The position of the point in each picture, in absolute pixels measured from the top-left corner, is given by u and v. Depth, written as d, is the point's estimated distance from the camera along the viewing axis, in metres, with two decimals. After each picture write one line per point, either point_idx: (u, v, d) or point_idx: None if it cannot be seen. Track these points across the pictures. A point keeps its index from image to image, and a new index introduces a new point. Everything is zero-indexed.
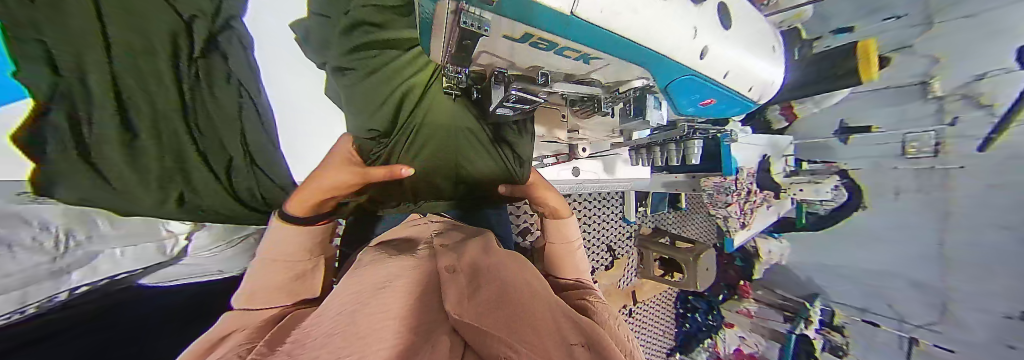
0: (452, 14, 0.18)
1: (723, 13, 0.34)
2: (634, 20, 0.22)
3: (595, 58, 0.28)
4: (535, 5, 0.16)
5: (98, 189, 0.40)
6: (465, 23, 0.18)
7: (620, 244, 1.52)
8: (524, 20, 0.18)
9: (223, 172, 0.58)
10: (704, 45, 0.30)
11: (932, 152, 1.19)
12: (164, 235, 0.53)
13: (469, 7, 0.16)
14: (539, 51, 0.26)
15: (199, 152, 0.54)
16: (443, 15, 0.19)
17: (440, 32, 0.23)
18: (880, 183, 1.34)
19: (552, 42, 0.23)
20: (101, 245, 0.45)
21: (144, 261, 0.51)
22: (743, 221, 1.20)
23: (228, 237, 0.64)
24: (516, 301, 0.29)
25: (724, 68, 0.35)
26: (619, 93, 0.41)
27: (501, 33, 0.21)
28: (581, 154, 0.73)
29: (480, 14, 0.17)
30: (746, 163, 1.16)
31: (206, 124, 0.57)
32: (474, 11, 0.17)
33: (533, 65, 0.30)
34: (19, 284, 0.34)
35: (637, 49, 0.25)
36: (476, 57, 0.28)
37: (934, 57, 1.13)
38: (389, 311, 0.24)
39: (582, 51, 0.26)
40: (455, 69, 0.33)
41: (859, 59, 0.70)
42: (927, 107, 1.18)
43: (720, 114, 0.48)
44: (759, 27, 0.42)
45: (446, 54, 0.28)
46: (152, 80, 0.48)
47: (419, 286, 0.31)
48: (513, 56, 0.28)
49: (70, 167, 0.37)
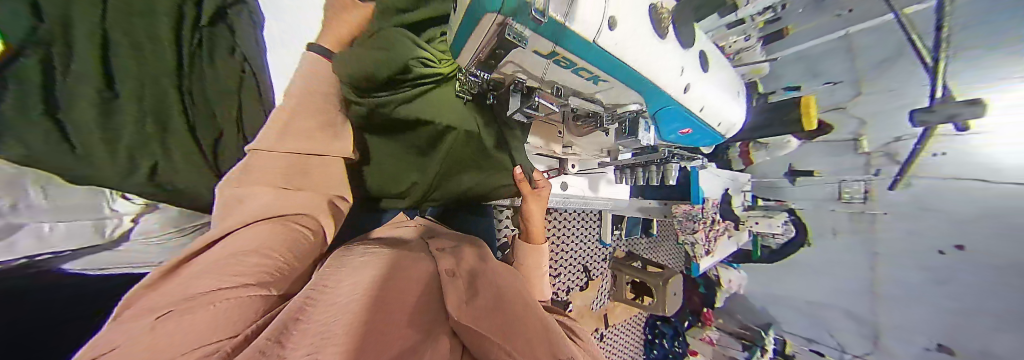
0: (499, 26, 0.21)
1: (703, 59, 0.41)
2: (638, 55, 0.27)
3: (603, 80, 0.32)
4: (567, 30, 0.21)
5: (48, 147, 0.31)
6: (509, 34, 0.20)
7: (595, 266, 1.56)
8: (559, 41, 0.22)
9: (210, 147, 0.46)
10: (687, 82, 0.37)
11: (863, 198, 1.40)
12: (106, 214, 0.49)
13: (516, 23, 0.20)
14: (558, 69, 0.30)
15: (188, 124, 0.43)
16: (483, 28, 0.22)
17: (471, 44, 0.26)
18: (821, 223, 1.53)
19: (572, 62, 0.27)
20: (28, 217, 0.40)
21: (77, 241, 0.45)
22: (708, 247, 1.31)
23: (179, 224, 0.57)
24: (512, 311, 0.30)
25: (700, 103, 0.42)
26: (616, 113, 0.45)
27: (533, 48, 0.24)
28: (570, 170, 0.80)
29: (523, 31, 0.21)
30: (712, 194, 1.27)
31: (200, 93, 0.45)
32: (519, 27, 0.20)
33: (548, 80, 0.34)
34: None
35: (635, 77, 0.30)
36: (501, 66, 0.30)
37: (861, 120, 1.35)
38: (381, 312, 0.24)
39: (595, 74, 0.30)
40: (476, 72, 0.35)
41: (802, 110, 0.82)
42: (859, 159, 1.39)
43: (694, 143, 0.54)
44: (729, 74, 0.50)
45: (474, 61, 0.30)
46: (144, 30, 0.38)
47: (419, 288, 0.32)
48: (536, 71, 0.31)
49: (23, 119, 0.28)
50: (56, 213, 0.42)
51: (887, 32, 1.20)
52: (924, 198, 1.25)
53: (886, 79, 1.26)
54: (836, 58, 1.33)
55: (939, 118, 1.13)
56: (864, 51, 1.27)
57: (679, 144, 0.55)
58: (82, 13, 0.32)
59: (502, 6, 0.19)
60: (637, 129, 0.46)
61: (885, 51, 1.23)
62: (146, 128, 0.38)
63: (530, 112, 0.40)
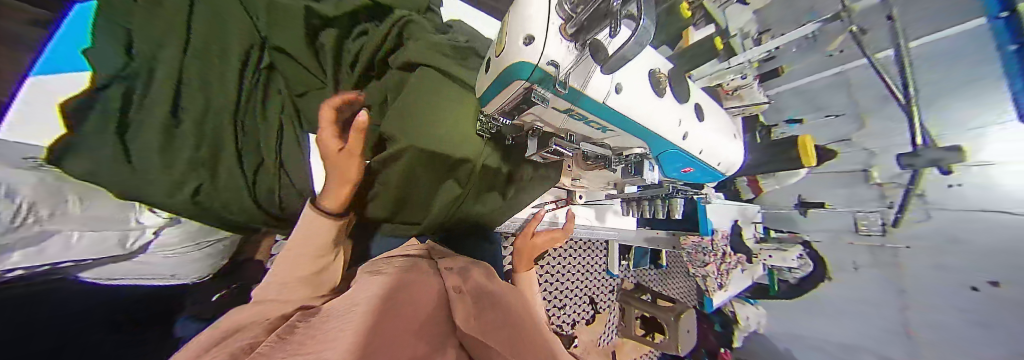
0: (524, 88, 0.26)
1: (699, 109, 0.46)
2: (642, 110, 0.32)
3: (610, 129, 0.35)
4: (581, 94, 0.27)
5: (107, 166, 0.31)
6: (534, 97, 0.25)
7: (603, 298, 1.49)
8: (575, 103, 0.28)
9: (251, 172, 0.45)
10: (685, 131, 0.41)
11: (880, 231, 1.33)
12: (132, 225, 0.50)
13: (538, 88, 0.25)
14: (572, 120, 0.33)
15: (236, 150, 0.43)
16: (512, 89, 0.27)
17: (498, 100, 0.31)
18: (839, 258, 1.48)
19: (584, 115, 0.31)
20: (61, 225, 0.42)
21: (97, 252, 0.47)
22: (720, 281, 1.26)
23: (198, 238, 0.58)
24: (518, 331, 0.29)
25: (700, 147, 0.45)
26: (623, 155, 0.46)
27: (552, 104, 0.28)
28: (578, 201, 0.82)
29: (544, 94, 0.26)
30: (720, 225, 1.25)
31: (251, 125, 0.47)
32: (541, 91, 0.25)
33: (563, 126, 0.37)
34: None
35: (638, 125, 0.34)
36: (523, 115, 0.34)
37: (870, 151, 1.33)
38: (393, 318, 0.26)
39: (603, 124, 0.33)
40: (498, 118, 0.38)
41: (799, 148, 0.82)
42: (871, 191, 1.34)
43: (697, 180, 0.56)
44: (724, 120, 0.54)
45: (498, 109, 0.34)
46: (213, 76, 0.41)
47: (427, 299, 0.33)
48: (554, 122, 0.35)
49: (95, 135, 0.31)
50: (86, 223, 0.44)
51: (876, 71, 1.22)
52: (947, 232, 1.18)
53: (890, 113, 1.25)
54: (836, 93, 1.35)
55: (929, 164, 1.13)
56: (860, 87, 1.28)
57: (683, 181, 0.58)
58: (169, 49, 0.36)
59: (532, 75, 0.24)
60: (642, 169, 0.45)
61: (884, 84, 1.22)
62: (199, 153, 0.38)
63: (547, 156, 0.41)
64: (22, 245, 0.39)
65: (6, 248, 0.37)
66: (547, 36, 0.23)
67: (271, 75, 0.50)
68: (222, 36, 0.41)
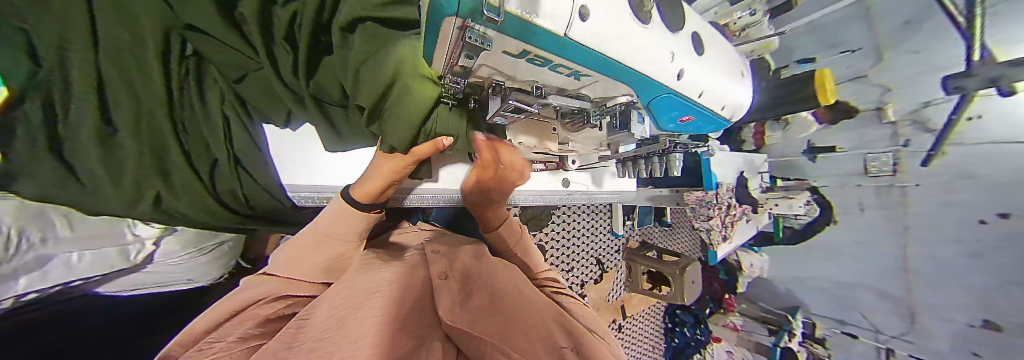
0: (458, 29, 0.20)
1: (696, 42, 0.40)
2: (620, 44, 0.26)
3: (584, 75, 0.30)
4: (531, 25, 0.20)
5: (58, 182, 0.34)
6: (469, 38, 0.20)
7: (609, 258, 1.54)
8: (522, 38, 0.21)
9: (207, 173, 0.47)
10: (681, 68, 0.36)
11: (891, 171, 1.31)
12: (128, 239, 0.52)
13: (475, 25, 0.19)
14: (535, 67, 0.29)
15: (183, 151, 0.43)
16: (448, 32, 0.21)
17: (442, 51, 0.26)
18: (847, 199, 1.45)
19: (547, 59, 0.26)
20: (55, 249, 0.43)
21: (101, 267, 0.50)
22: (725, 234, 1.26)
23: (200, 244, 0.60)
24: (505, 307, 0.33)
25: (698, 89, 0.40)
26: (606, 107, 0.44)
27: (502, 48, 0.23)
28: (570, 166, 0.75)
29: (484, 32, 0.20)
30: (725, 178, 1.23)
31: (194, 122, 0.44)
32: (479, 28, 0.19)
33: (530, 79, 0.33)
34: None
35: (619, 68, 0.29)
36: (477, 68, 0.29)
37: (885, 87, 1.25)
38: (377, 313, 0.29)
39: (573, 69, 0.28)
40: (454, 79, 0.34)
41: (817, 86, 0.76)
42: (883, 131, 1.30)
43: (698, 130, 0.52)
44: (729, 56, 0.47)
45: (448, 66, 0.29)
46: (136, 72, 0.35)
47: (414, 292, 0.36)
48: (513, 73, 0.30)
49: (34, 159, 0.31)
50: (83, 242, 0.45)
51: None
52: (957, 167, 1.16)
53: (910, 42, 1.15)
54: (851, 26, 1.21)
55: (976, 83, 1.05)
56: (883, 16, 1.15)
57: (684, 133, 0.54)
58: (79, 57, 0.30)
59: (460, 7, 0.18)
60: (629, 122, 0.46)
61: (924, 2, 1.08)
62: (146, 159, 0.39)
63: (510, 114, 0.39)
64: (26, 272, 0.40)
65: (13, 275, 0.39)
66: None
67: (202, 64, 0.42)
68: (134, 21, 0.32)
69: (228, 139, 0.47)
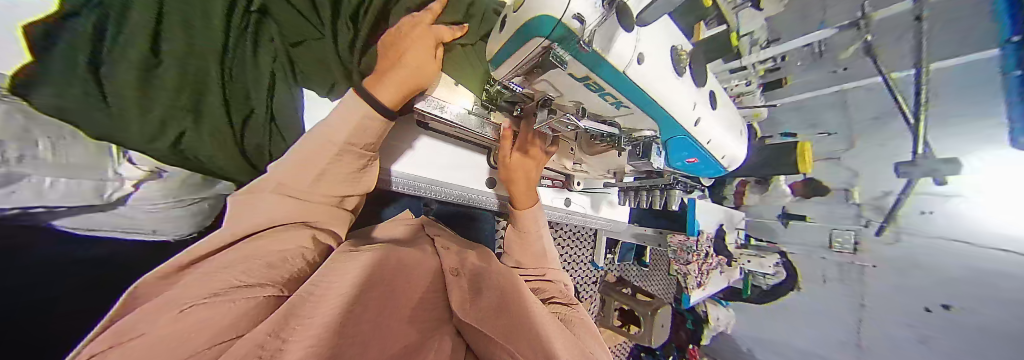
0: (542, 47, 0.30)
1: (712, 97, 0.48)
2: (654, 80, 0.35)
3: (624, 105, 0.39)
4: (600, 59, 0.30)
5: (81, 102, 0.29)
6: (552, 56, 0.29)
7: (586, 288, 1.54)
8: (593, 67, 0.30)
9: (239, 124, 0.45)
10: (698, 116, 0.43)
11: (852, 248, 1.41)
12: (107, 172, 0.37)
13: (556, 48, 0.29)
14: (587, 91, 0.37)
15: (222, 97, 0.41)
16: (530, 48, 0.31)
17: (513, 61, 0.35)
18: (812, 270, 1.55)
19: (600, 86, 0.34)
20: (20, 165, 0.29)
21: (75, 201, 0.35)
22: (700, 280, 1.32)
23: (182, 194, 0.47)
24: (506, 312, 0.35)
25: (708, 137, 0.47)
26: (633, 137, 0.49)
27: (571, 71, 0.32)
28: (575, 187, 0.84)
29: (563, 55, 0.29)
30: (706, 227, 1.31)
31: (238, 71, 0.43)
32: (559, 51, 0.29)
33: (575, 100, 0.40)
34: None
35: (650, 104, 0.37)
36: (538, 81, 0.38)
37: (854, 173, 1.40)
38: (388, 302, 0.33)
39: (617, 98, 0.37)
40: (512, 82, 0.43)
41: (797, 155, 0.86)
42: (849, 209, 1.44)
43: (699, 172, 0.57)
44: (735, 114, 0.55)
45: (515, 71, 0.37)
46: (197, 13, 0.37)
47: (429, 287, 0.40)
48: (564, 91, 0.38)
49: (70, 70, 0.28)
50: (67, 170, 0.34)
51: (878, 92, 1.28)
52: (912, 257, 1.29)
53: (880, 134, 1.32)
54: (831, 111, 1.40)
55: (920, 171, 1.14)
56: (857, 107, 1.34)
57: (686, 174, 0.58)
58: None
59: (551, 34, 0.27)
60: (650, 152, 0.52)
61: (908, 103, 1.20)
62: (180, 96, 0.37)
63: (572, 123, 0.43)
64: None
65: None
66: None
67: (263, 22, 0.44)
68: None
69: (264, 95, 0.47)
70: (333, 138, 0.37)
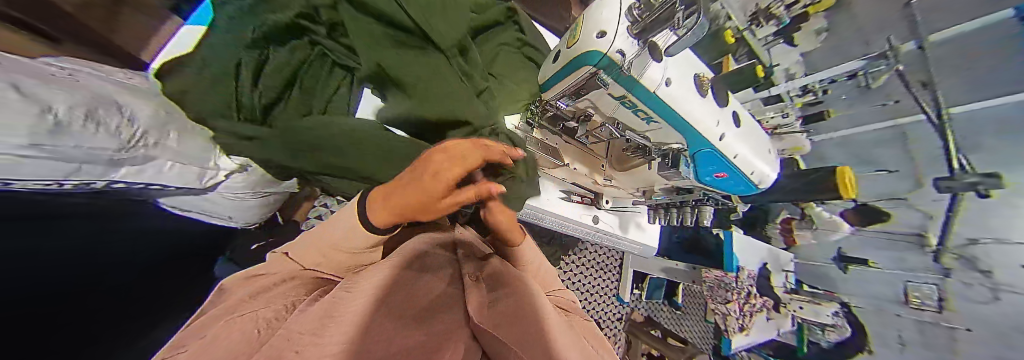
0: (591, 73, 0.43)
1: (735, 118, 0.57)
2: (678, 95, 0.47)
3: (654, 120, 0.51)
4: (638, 83, 0.43)
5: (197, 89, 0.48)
6: (600, 80, 0.43)
7: (609, 326, 1.41)
8: (631, 88, 0.44)
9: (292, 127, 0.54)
10: (721, 133, 0.53)
11: (935, 307, 1.17)
12: (211, 166, 0.52)
13: (601, 73, 0.42)
14: (622, 107, 0.50)
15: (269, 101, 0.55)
16: (582, 73, 0.44)
17: (566, 84, 0.50)
18: (883, 329, 1.31)
19: (634, 103, 0.47)
20: (159, 153, 0.43)
21: (181, 183, 0.49)
22: (743, 323, 1.19)
23: (258, 188, 0.62)
24: (522, 320, 0.35)
25: (734, 152, 0.56)
26: (663, 148, 0.59)
27: (611, 91, 0.46)
28: (604, 205, 0.85)
29: (607, 80, 0.43)
30: (748, 264, 1.22)
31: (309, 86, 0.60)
32: (604, 77, 0.43)
33: (614, 115, 0.54)
34: (80, 157, 0.32)
35: (676, 117, 0.49)
36: (583, 100, 0.53)
37: (928, 213, 1.17)
38: (414, 300, 0.34)
39: (648, 113, 0.49)
40: (561, 101, 0.55)
41: (836, 178, 0.78)
42: (927, 259, 1.20)
43: (730, 189, 0.64)
44: (759, 137, 0.62)
45: (567, 90, 0.51)
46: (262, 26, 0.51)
47: (446, 292, 0.40)
48: (606, 109, 0.53)
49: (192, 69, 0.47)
50: (180, 156, 0.46)
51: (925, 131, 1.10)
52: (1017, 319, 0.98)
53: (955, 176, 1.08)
54: (888, 147, 1.20)
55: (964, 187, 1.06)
56: (918, 141, 1.12)
57: (717, 191, 0.65)
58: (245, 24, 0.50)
59: (599, 62, 0.41)
60: (679, 163, 0.57)
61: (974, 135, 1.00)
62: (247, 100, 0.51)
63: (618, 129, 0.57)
64: (129, 164, 0.40)
65: (120, 163, 0.38)
66: (617, 35, 0.39)
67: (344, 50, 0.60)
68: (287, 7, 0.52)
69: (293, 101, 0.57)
70: (340, 244, 0.38)
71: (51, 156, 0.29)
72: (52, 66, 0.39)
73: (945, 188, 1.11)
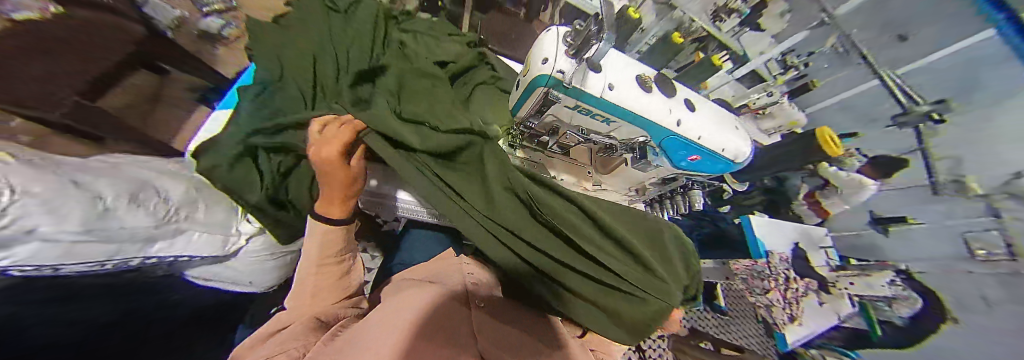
0: (543, 93, 0.58)
1: (690, 104, 0.66)
2: (621, 96, 0.58)
3: (610, 119, 0.63)
4: (583, 92, 0.56)
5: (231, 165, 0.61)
6: (552, 97, 0.57)
7: (648, 343, 1.37)
8: (579, 97, 0.57)
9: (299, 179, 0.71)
10: (677, 118, 0.63)
11: (1008, 255, 0.99)
12: (233, 232, 0.66)
13: (552, 90, 0.56)
14: (580, 115, 0.63)
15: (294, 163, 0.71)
16: (538, 95, 0.59)
17: (531, 105, 0.63)
18: (956, 291, 1.12)
19: (588, 109, 0.60)
20: (188, 226, 0.57)
21: (207, 249, 0.61)
22: (791, 313, 1.15)
23: (274, 248, 0.75)
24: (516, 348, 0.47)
25: (696, 133, 0.65)
26: (629, 143, 0.69)
27: (566, 103, 0.59)
28: None
29: (558, 95, 0.56)
30: (777, 246, 1.14)
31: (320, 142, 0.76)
32: (555, 93, 0.56)
33: (576, 124, 0.66)
34: (120, 237, 0.45)
35: (626, 111, 0.60)
36: (549, 117, 0.65)
37: (943, 157, 1.09)
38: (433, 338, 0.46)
39: (601, 115, 0.61)
40: (532, 120, 0.68)
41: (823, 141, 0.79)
42: (976, 205, 1.05)
43: (713, 168, 0.72)
44: (723, 116, 0.71)
45: (532, 110, 0.65)
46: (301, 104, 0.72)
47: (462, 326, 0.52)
48: (569, 119, 0.65)
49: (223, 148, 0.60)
50: (204, 226, 0.60)
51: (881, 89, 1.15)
52: None
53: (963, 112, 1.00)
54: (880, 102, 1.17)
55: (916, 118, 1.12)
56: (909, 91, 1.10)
57: (703, 172, 0.74)
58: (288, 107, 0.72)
59: (548, 81, 0.55)
60: (647, 154, 0.68)
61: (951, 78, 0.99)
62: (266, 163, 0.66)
63: (585, 134, 0.68)
64: (162, 238, 0.52)
65: (154, 238, 0.51)
66: (557, 61, 0.54)
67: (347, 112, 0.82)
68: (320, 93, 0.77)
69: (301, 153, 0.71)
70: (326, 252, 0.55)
71: (100, 238, 0.42)
72: (106, 162, 0.53)
73: (902, 124, 1.16)
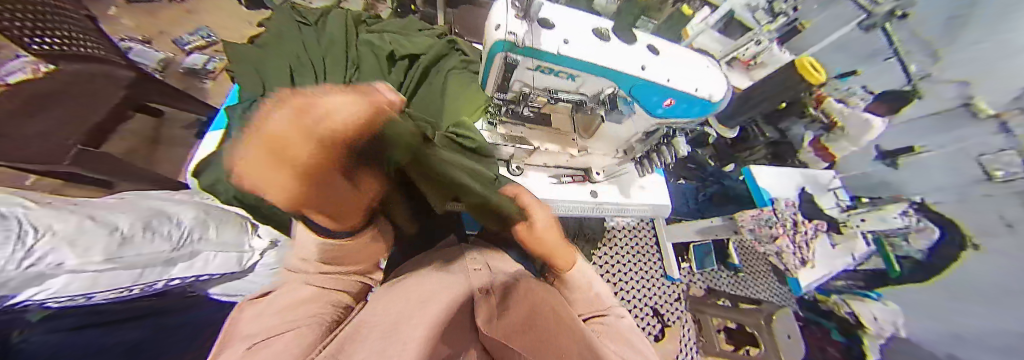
0: (502, 57, 0.59)
1: (653, 48, 0.65)
2: (577, 47, 0.58)
3: (571, 74, 0.62)
4: (537, 50, 0.57)
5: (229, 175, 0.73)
6: (508, 60, 0.59)
7: (669, 308, 1.32)
8: (533, 54, 0.57)
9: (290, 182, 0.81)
10: (642, 64, 0.61)
11: None
12: (247, 248, 0.69)
13: (509, 54, 0.58)
14: (543, 75, 0.64)
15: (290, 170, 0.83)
16: (499, 62, 0.61)
17: (494, 77, 0.66)
18: (978, 217, 1.07)
19: (548, 68, 0.61)
20: (202, 247, 0.60)
21: (224, 268, 0.64)
22: (802, 256, 1.10)
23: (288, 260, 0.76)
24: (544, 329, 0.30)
25: (664, 75, 0.61)
26: (599, 98, 0.69)
27: (525, 65, 0.61)
28: (596, 177, 0.88)
29: (514, 58, 0.59)
30: (780, 193, 1.15)
31: None
32: (511, 56, 0.58)
33: (543, 86, 0.67)
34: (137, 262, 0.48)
35: (584, 62, 0.59)
36: (515, 84, 0.67)
37: (961, 80, 1.05)
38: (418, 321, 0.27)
39: (562, 71, 0.62)
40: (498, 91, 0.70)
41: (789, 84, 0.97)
42: (988, 127, 1.02)
43: (690, 112, 0.68)
44: (693, 56, 0.68)
45: (495, 81, 0.67)
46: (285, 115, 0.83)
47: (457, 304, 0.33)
48: (532, 81, 0.66)
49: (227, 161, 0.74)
50: (217, 245, 0.63)
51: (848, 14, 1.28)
52: None
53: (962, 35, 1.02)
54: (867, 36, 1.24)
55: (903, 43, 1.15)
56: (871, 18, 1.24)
57: (681, 118, 0.70)
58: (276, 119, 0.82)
59: (503, 47, 0.57)
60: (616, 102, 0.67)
61: (948, 5, 1.03)
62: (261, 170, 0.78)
63: (553, 95, 0.69)
64: (182, 259, 0.56)
65: (174, 260, 0.55)
66: (507, 24, 0.56)
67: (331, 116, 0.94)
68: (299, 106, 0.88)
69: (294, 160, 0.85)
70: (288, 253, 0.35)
71: (124, 265, 0.47)
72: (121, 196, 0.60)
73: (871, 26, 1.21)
